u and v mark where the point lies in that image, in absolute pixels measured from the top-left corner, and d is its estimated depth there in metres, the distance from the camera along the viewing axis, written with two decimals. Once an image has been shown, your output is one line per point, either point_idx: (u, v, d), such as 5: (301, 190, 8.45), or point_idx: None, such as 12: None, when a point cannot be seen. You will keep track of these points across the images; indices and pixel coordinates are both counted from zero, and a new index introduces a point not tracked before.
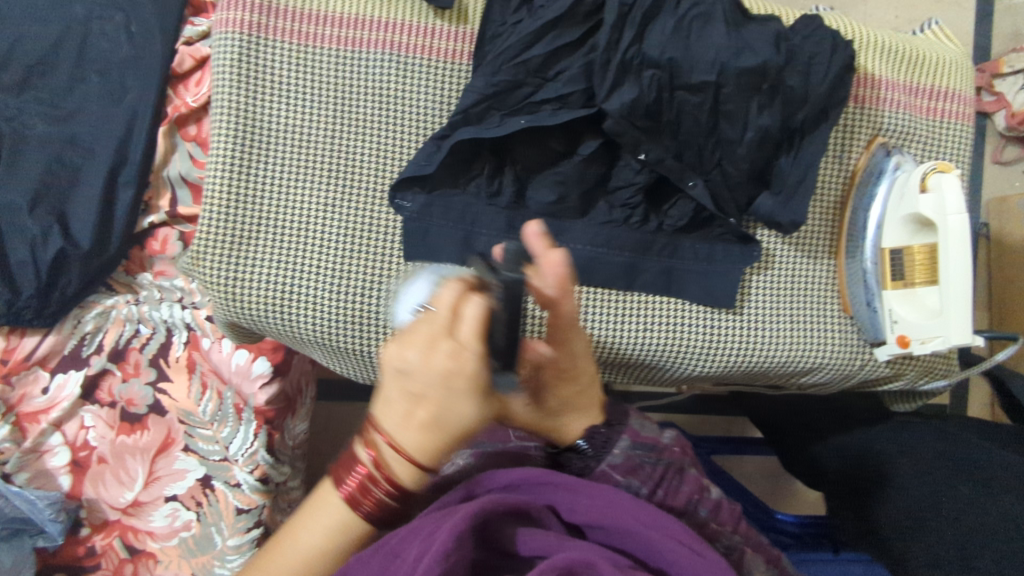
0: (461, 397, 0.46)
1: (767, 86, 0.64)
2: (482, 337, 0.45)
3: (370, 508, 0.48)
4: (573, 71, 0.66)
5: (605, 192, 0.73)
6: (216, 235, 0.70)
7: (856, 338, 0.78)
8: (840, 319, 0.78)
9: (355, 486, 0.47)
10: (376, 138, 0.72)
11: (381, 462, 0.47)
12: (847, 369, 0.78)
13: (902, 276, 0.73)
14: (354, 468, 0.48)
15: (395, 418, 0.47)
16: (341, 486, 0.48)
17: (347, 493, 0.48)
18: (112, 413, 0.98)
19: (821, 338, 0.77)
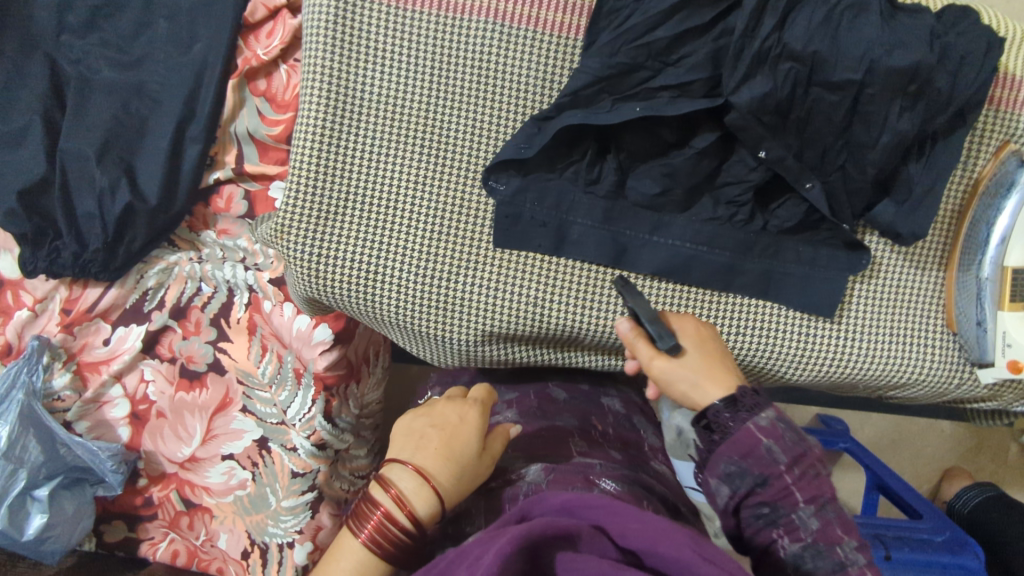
0: (462, 445, 0.65)
1: (914, 89, 0.59)
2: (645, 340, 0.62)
3: (389, 548, 0.59)
4: (699, 57, 0.60)
5: (712, 187, 0.69)
6: (302, 209, 0.67)
7: (957, 355, 0.74)
8: (943, 335, 0.74)
9: (374, 527, 0.59)
10: (473, 114, 0.68)
11: (402, 498, 0.60)
12: (942, 386, 0.75)
13: (1021, 296, 0.68)
14: (376, 511, 0.60)
15: (414, 451, 0.64)
16: (363, 531, 0.59)
17: (367, 536, 0.59)
18: (172, 368, 0.97)
19: (919, 353, 0.74)
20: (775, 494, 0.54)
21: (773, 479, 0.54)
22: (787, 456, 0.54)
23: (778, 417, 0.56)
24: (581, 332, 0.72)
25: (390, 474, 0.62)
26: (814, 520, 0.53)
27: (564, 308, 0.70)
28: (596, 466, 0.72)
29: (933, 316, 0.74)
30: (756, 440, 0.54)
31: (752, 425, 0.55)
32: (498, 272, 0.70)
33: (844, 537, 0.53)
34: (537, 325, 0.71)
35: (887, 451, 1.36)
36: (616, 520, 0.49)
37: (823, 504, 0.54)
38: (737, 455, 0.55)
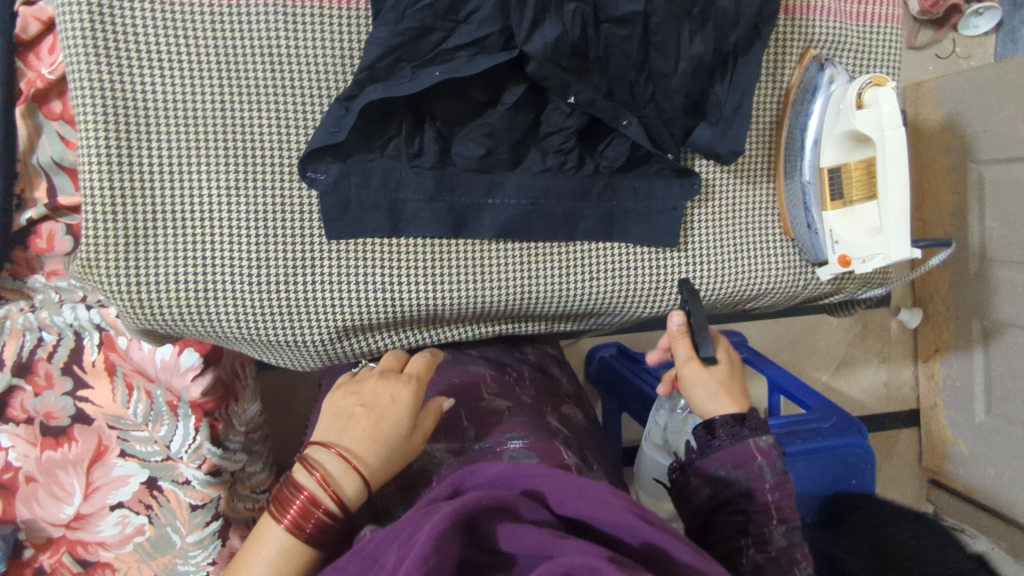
0: (394, 420, 0.60)
1: (698, 11, 0.61)
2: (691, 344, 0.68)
3: (313, 531, 0.54)
4: (487, 11, 0.59)
5: (536, 139, 0.68)
6: (107, 239, 0.62)
7: (798, 259, 0.77)
8: (782, 242, 0.77)
9: (297, 511, 0.54)
10: (273, 105, 0.64)
11: (326, 480, 0.56)
12: (792, 290, 0.78)
13: (840, 195, 0.72)
14: (300, 495, 0.55)
15: (348, 433, 0.60)
16: (284, 516, 0.54)
17: (289, 521, 0.54)
18: (31, 429, 0.89)
19: (765, 261, 0.76)
20: (754, 505, 0.58)
21: (756, 494, 0.59)
22: (771, 478, 0.59)
23: (774, 442, 0.62)
24: (438, 308, 0.70)
25: (319, 454, 0.58)
26: (781, 539, 0.57)
27: (415, 289, 0.69)
28: (505, 414, 0.70)
29: (772, 225, 0.77)
30: (751, 455, 0.60)
31: (752, 442, 0.61)
32: (338, 266, 0.67)
33: (801, 561, 0.56)
34: (391, 312, 0.69)
35: (785, 353, 1.42)
36: (554, 486, 0.47)
37: (789, 528, 0.58)
38: (729, 464, 0.61)
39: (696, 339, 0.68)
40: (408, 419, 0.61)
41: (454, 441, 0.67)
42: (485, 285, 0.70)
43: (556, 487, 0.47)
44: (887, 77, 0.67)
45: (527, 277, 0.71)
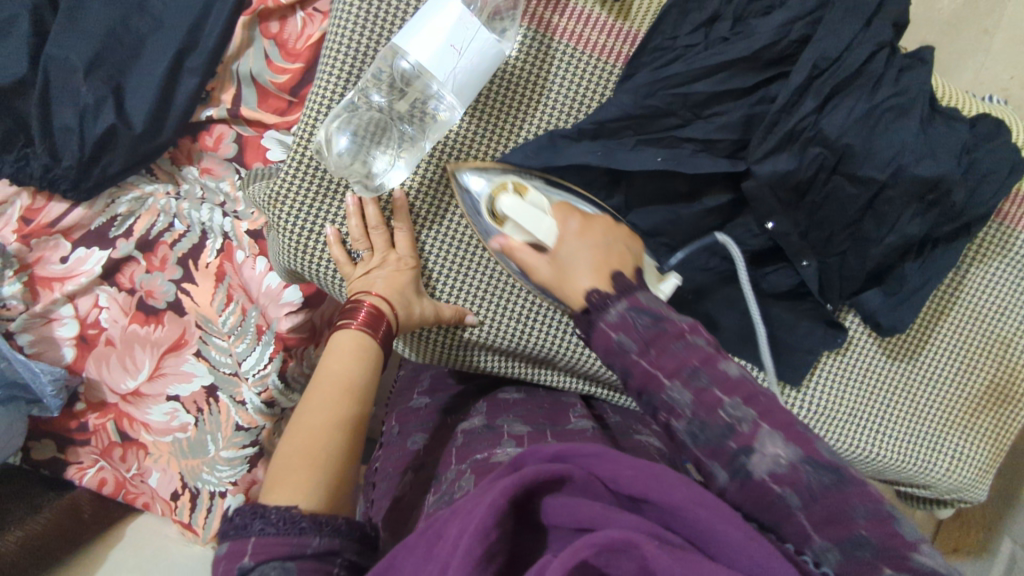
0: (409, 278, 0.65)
1: (930, 198, 0.60)
2: (412, 247, 0.66)
3: (384, 332, 0.62)
4: (732, 119, 0.60)
5: (712, 241, 0.68)
6: (304, 181, 0.64)
7: (910, 445, 0.74)
8: (899, 422, 0.74)
9: (366, 319, 0.61)
10: (494, 118, 0.65)
11: (380, 310, 0.61)
12: (896, 467, 0.75)
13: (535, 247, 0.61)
14: (366, 310, 0.61)
15: (381, 284, 0.63)
16: (354, 322, 0.61)
17: (362, 324, 0.61)
18: (129, 299, 0.95)
19: (883, 430, 0.74)
20: (638, 381, 0.51)
21: (632, 369, 0.51)
22: (636, 343, 0.51)
23: (628, 307, 0.53)
24: (554, 353, 0.72)
25: (349, 303, 0.62)
26: (686, 394, 0.49)
27: (546, 330, 0.71)
28: (589, 431, 0.66)
29: (905, 400, 0.74)
30: (607, 338, 0.53)
31: (603, 323, 0.54)
32: (489, 281, 0.69)
33: (724, 398, 0.48)
34: (514, 342, 0.71)
35: None
36: (605, 463, 0.44)
37: (690, 370, 0.49)
38: (600, 354, 0.55)
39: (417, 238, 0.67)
40: (413, 294, 0.65)
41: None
42: None
43: (608, 466, 0.44)
44: (529, 185, 0.62)
45: None
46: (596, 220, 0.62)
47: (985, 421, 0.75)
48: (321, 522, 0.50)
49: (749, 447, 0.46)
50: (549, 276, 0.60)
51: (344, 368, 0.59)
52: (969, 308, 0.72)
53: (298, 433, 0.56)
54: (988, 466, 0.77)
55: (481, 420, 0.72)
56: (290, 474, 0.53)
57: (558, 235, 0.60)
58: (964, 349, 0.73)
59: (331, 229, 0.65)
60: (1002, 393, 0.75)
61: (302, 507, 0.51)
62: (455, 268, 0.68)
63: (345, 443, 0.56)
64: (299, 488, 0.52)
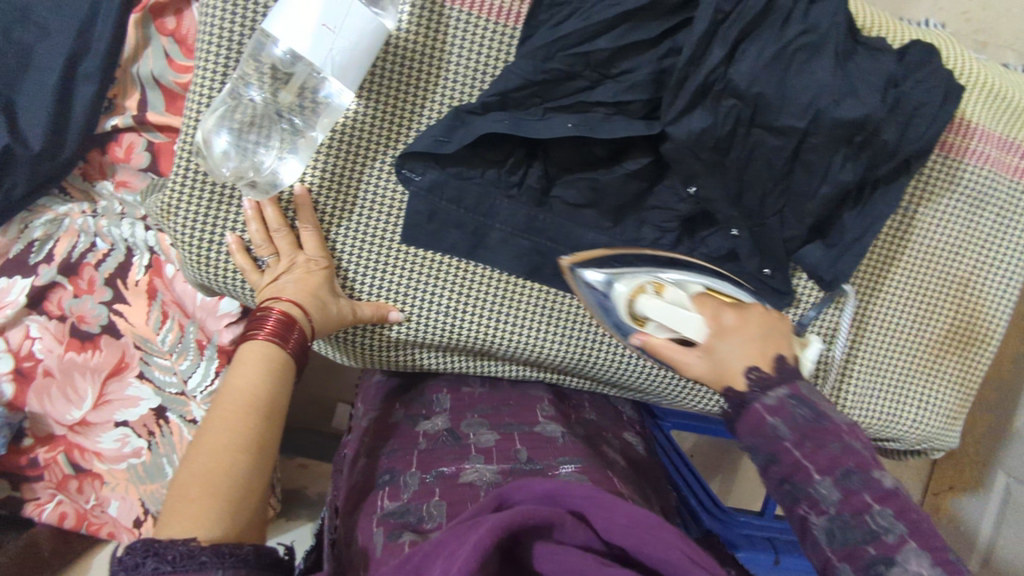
0: (320, 278, 0.59)
1: (859, 140, 0.55)
2: (321, 247, 0.61)
3: (296, 345, 0.55)
4: (641, 77, 0.55)
5: (638, 209, 0.64)
6: (195, 189, 0.59)
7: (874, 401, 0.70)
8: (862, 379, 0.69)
9: (275, 327, 0.54)
10: (391, 98, 0.60)
11: (290, 316, 0.55)
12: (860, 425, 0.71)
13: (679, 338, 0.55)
14: (275, 317, 0.54)
15: (292, 287, 0.57)
16: (262, 331, 0.54)
17: (273, 333, 0.54)
18: (61, 327, 0.90)
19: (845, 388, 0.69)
20: (785, 471, 0.46)
21: (783, 455, 0.46)
22: (791, 432, 0.46)
23: (790, 394, 0.48)
24: (491, 343, 0.68)
25: (258, 312, 0.55)
26: (834, 491, 0.44)
27: (477, 319, 0.66)
28: (559, 440, 0.64)
29: (864, 354, 0.69)
30: (763, 419, 0.48)
31: (760, 406, 0.48)
32: (410, 274, 0.64)
33: (873, 504, 0.43)
34: (445, 334, 0.66)
35: None
36: (600, 509, 0.41)
37: (842, 471, 0.44)
38: (743, 439, 0.49)
39: (325, 233, 0.62)
40: (329, 295, 0.60)
41: (504, 462, 0.60)
42: (550, 334, 0.68)
43: (603, 511, 0.41)
44: (665, 282, 0.58)
45: (593, 336, 0.69)
46: (750, 310, 0.55)
47: (948, 367, 0.71)
48: (224, 554, 0.41)
49: (891, 558, 0.41)
50: (705, 374, 0.53)
51: (252, 377, 0.51)
52: (922, 251, 0.67)
53: (200, 452, 0.47)
54: (956, 413, 0.73)
55: (444, 423, 0.67)
56: (187, 512, 0.44)
57: (711, 331, 0.53)
58: (920, 294, 0.68)
59: (232, 236, 0.60)
60: (962, 336, 0.70)
61: (203, 538, 0.43)
62: (374, 264, 0.63)
63: (256, 461, 0.48)
64: (201, 518, 0.43)
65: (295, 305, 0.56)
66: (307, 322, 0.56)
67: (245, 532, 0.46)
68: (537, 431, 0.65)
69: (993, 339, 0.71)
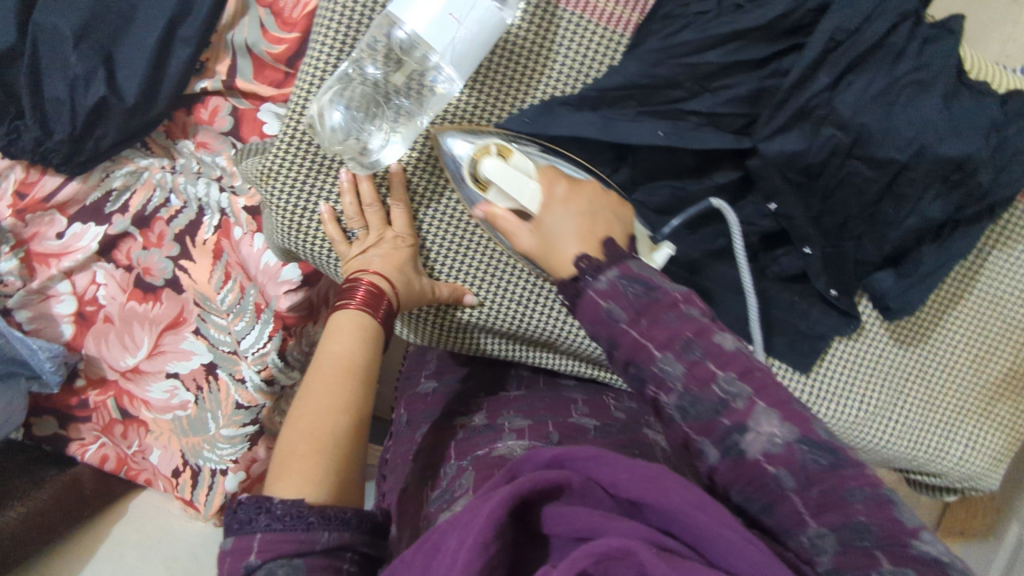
0: (407, 256, 0.62)
1: (955, 178, 0.56)
2: (410, 227, 0.63)
3: (385, 314, 0.59)
4: (741, 92, 0.58)
5: (718, 220, 0.66)
6: (296, 158, 0.62)
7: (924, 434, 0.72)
8: (915, 411, 0.71)
9: (366, 297, 0.58)
10: (495, 89, 0.62)
11: (378, 286, 0.58)
12: (904, 454, 0.72)
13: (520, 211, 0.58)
14: (362, 288, 0.58)
15: (379, 262, 0.60)
16: (353, 300, 0.58)
17: (361, 302, 0.58)
18: (127, 276, 0.93)
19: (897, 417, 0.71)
20: (629, 352, 0.47)
21: (623, 339, 0.47)
22: (628, 313, 0.47)
23: (619, 274, 0.49)
24: (557, 337, 0.70)
25: (347, 281, 0.59)
26: (678, 365, 0.45)
27: (546, 313, 0.68)
28: (593, 430, 0.63)
29: (920, 387, 0.71)
30: (596, 305, 0.48)
31: (591, 290, 0.49)
32: (489, 262, 0.66)
33: (718, 373, 0.44)
34: (514, 324, 0.69)
35: None
36: (602, 465, 0.41)
37: (682, 345, 0.45)
38: (587, 325, 0.49)
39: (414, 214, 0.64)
40: (413, 271, 0.62)
41: (537, 440, 0.62)
42: None
43: (606, 466, 0.40)
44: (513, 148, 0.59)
45: None
46: (585, 187, 0.58)
47: (1002, 408, 0.73)
48: (330, 516, 0.46)
49: (743, 425, 0.42)
50: (532, 246, 0.56)
51: (347, 346, 0.55)
52: (992, 293, 0.69)
53: (304, 416, 0.51)
54: (1002, 455, 0.74)
55: (483, 419, 0.70)
56: (292, 471, 0.48)
57: (543, 202, 0.56)
58: (983, 335, 0.70)
59: (325, 207, 0.62)
60: (1021, 381, 0.72)
61: (310, 500, 0.47)
62: (456, 248, 0.66)
63: (353, 425, 0.52)
64: (307, 479, 0.47)
65: (383, 279, 0.59)
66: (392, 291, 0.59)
67: (343, 492, 0.50)
68: (572, 421, 0.66)
69: None
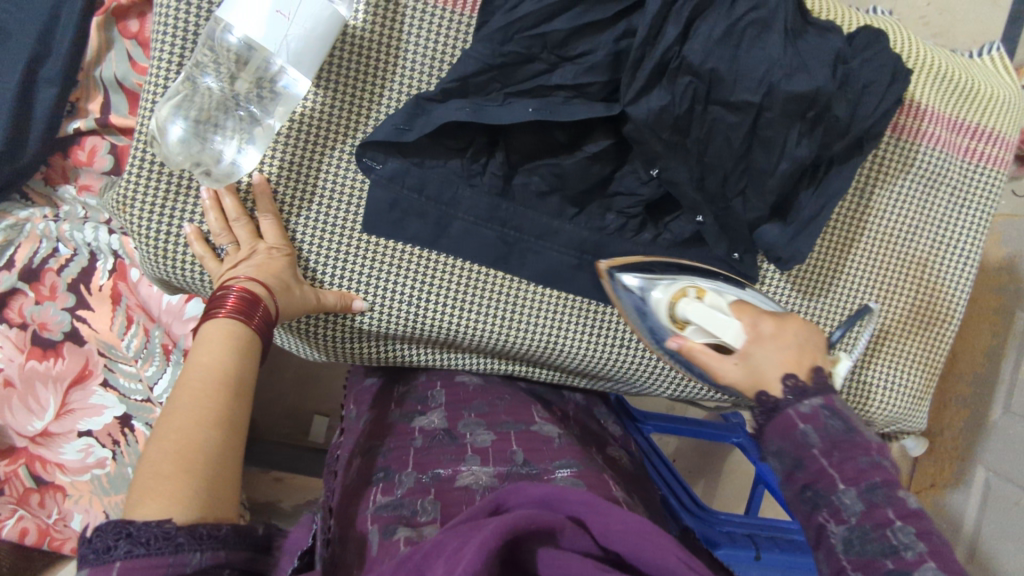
0: (285, 265, 0.59)
1: (812, 115, 0.56)
2: (283, 235, 0.60)
3: (261, 324, 0.53)
4: (598, 58, 0.56)
5: (603, 195, 0.65)
6: (151, 180, 0.59)
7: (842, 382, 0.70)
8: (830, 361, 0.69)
9: (240, 301, 0.52)
10: (349, 87, 0.60)
11: (252, 290, 0.54)
12: None
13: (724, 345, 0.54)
14: (236, 293, 0.53)
15: (253, 266, 0.56)
16: (223, 307, 0.52)
17: (235, 310, 0.52)
18: (23, 335, 0.87)
19: None
20: (813, 477, 0.45)
21: (810, 463, 0.46)
22: (822, 441, 0.45)
23: (823, 403, 0.47)
24: (459, 335, 0.67)
25: (217, 290, 0.54)
26: (858, 502, 0.43)
27: (441, 309, 0.66)
28: (556, 441, 0.64)
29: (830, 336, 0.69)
30: (793, 425, 0.47)
31: (794, 412, 0.47)
32: (374, 265, 0.64)
33: (894, 518, 0.42)
34: (410, 326, 0.66)
35: None
36: (595, 513, 0.40)
37: (869, 484, 0.44)
38: (774, 443, 0.48)
39: (285, 218, 0.61)
40: (293, 278, 0.59)
41: (501, 464, 0.59)
42: (519, 322, 0.68)
43: (599, 513, 0.40)
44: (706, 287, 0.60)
45: (558, 322, 0.69)
46: (791, 319, 0.53)
47: (912, 345, 0.72)
48: (201, 535, 0.39)
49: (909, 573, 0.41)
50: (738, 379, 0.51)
51: (219, 355, 0.49)
52: (881, 231, 0.69)
53: (166, 433, 0.44)
54: (923, 392, 0.74)
55: (441, 420, 0.66)
56: (156, 488, 0.41)
57: (748, 337, 0.52)
58: (880, 276, 0.70)
59: (189, 226, 0.59)
60: (924, 314, 0.71)
61: (178, 521, 0.39)
62: (341, 252, 0.63)
63: (228, 439, 0.45)
64: (176, 497, 0.40)
65: (258, 282, 0.55)
66: (269, 296, 0.55)
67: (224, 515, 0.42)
68: (536, 430, 0.65)
69: (955, 318, 0.72)
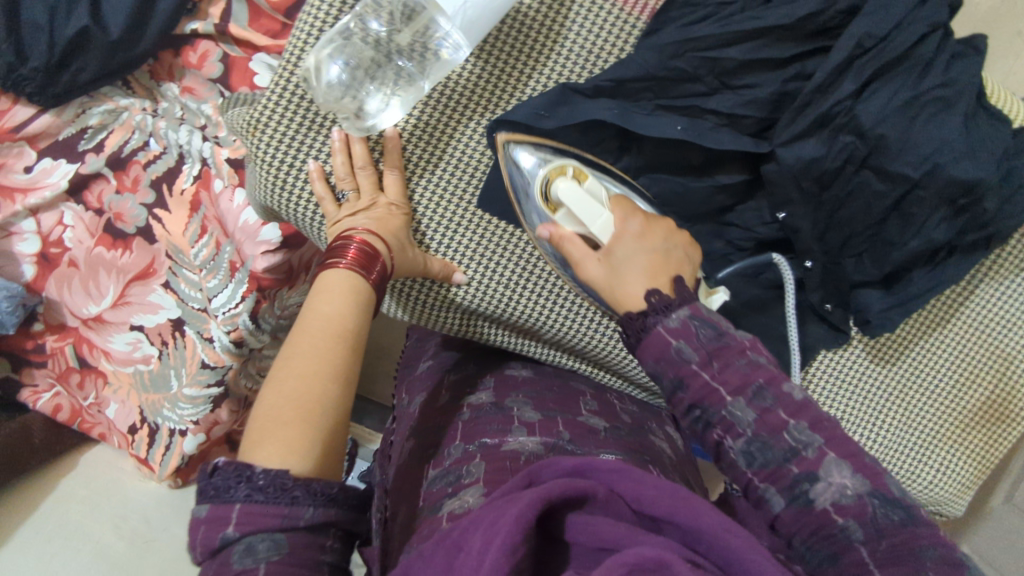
0: (399, 225, 0.58)
1: (963, 202, 0.56)
2: (403, 196, 0.60)
3: (376, 278, 0.53)
4: (762, 95, 0.56)
5: (717, 221, 0.64)
6: (287, 109, 0.58)
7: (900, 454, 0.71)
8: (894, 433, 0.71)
9: (359, 254, 0.52)
10: (502, 63, 0.60)
11: (371, 245, 0.53)
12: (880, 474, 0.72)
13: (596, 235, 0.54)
14: (355, 245, 0.53)
15: (370, 221, 0.56)
16: (346, 259, 0.52)
17: (352, 265, 0.52)
18: (96, 220, 0.88)
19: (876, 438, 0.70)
20: (697, 393, 0.43)
21: (690, 380, 0.43)
22: (699, 353, 0.43)
23: (692, 314, 0.45)
24: (543, 326, 0.67)
25: (337, 241, 0.53)
26: (749, 412, 0.42)
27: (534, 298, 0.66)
28: (601, 432, 0.61)
29: (901, 410, 0.70)
30: (665, 342, 0.45)
31: (661, 327, 0.45)
32: (480, 241, 0.64)
33: (789, 421, 0.41)
34: (500, 309, 0.66)
35: None
36: (629, 479, 0.38)
37: (755, 390, 0.42)
38: (649, 365, 0.46)
39: (408, 177, 0.61)
40: (406, 239, 0.59)
41: (547, 435, 0.58)
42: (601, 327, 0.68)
43: (633, 482, 0.38)
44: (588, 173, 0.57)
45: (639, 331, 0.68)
46: (659, 224, 0.54)
47: (979, 437, 0.72)
48: (316, 491, 0.41)
49: (813, 475, 0.39)
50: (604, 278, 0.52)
51: (337, 308, 0.49)
52: (981, 323, 0.68)
53: (285, 380, 0.44)
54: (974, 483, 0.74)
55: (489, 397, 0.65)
56: (269, 433, 0.42)
57: (615, 231, 0.53)
58: (969, 366, 0.69)
59: (315, 164, 0.58)
60: (1001, 410, 0.71)
61: (296, 472, 0.41)
62: (452, 222, 0.63)
63: (341, 397, 0.46)
64: (288, 445, 0.41)
65: (374, 235, 0.54)
66: (385, 251, 0.55)
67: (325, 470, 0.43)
68: (581, 420, 0.63)
69: None
